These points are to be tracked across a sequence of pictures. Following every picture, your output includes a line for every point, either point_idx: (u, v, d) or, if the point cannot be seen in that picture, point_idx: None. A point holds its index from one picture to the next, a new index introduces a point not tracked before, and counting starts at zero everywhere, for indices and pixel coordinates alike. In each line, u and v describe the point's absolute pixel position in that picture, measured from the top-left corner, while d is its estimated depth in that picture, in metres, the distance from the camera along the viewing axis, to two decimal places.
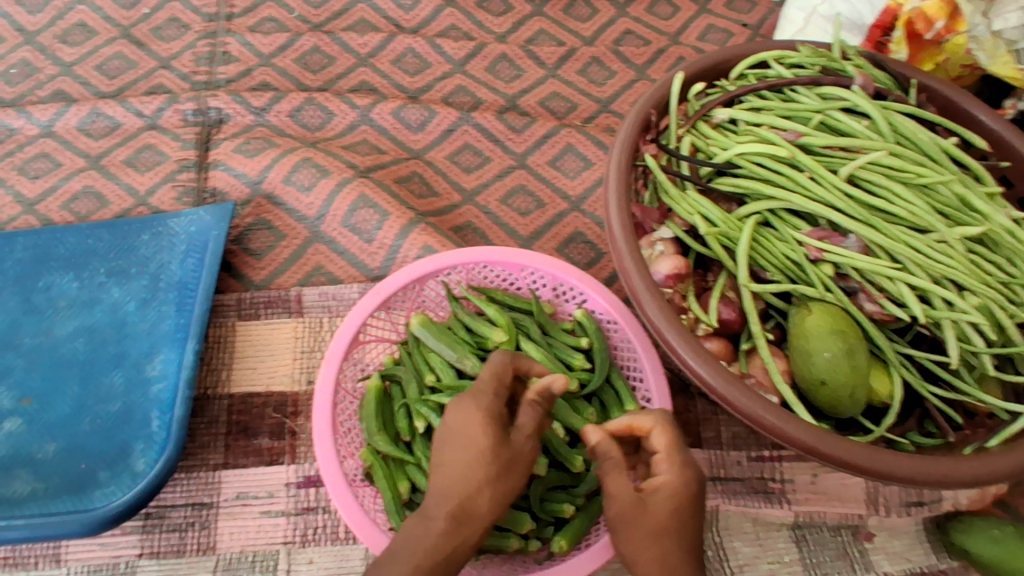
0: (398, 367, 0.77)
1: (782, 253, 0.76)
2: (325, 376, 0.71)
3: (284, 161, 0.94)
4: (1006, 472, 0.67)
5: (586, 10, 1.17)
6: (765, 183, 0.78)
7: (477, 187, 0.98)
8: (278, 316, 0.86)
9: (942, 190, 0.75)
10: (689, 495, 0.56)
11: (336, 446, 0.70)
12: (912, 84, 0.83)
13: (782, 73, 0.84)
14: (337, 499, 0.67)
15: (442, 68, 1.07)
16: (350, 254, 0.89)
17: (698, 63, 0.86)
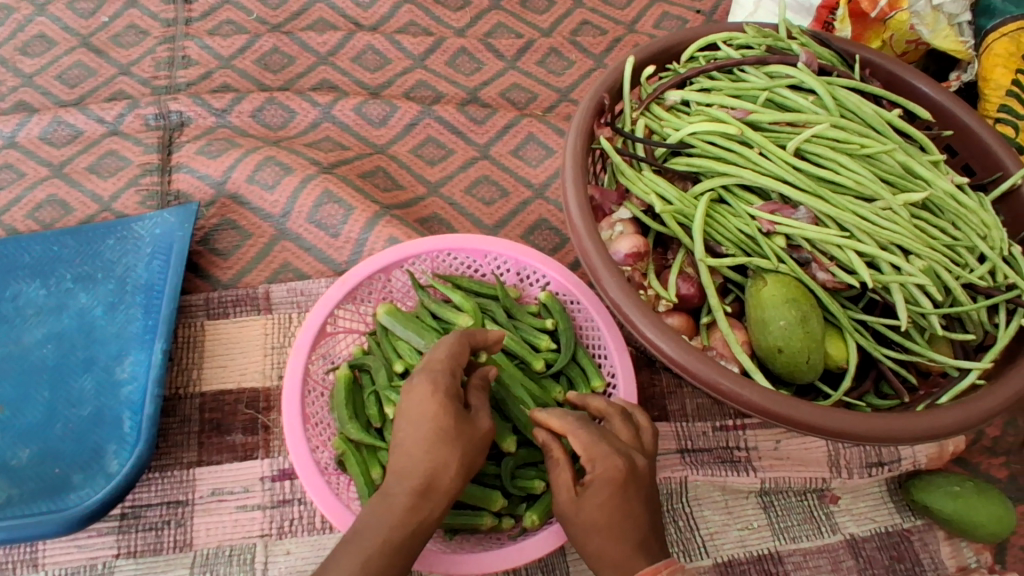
0: (366, 355, 0.77)
1: (736, 228, 0.78)
2: (293, 368, 0.72)
3: (247, 161, 0.94)
4: (954, 426, 0.69)
5: (543, 2, 1.20)
6: (717, 161, 0.80)
7: (441, 178, 0.99)
8: (247, 314, 0.87)
9: (887, 159, 0.77)
10: (617, 485, 0.57)
11: (307, 436, 0.71)
12: (855, 59, 0.86)
13: (731, 55, 0.86)
14: (311, 486, 0.68)
15: (402, 64, 1.10)
16: (317, 250, 0.90)
17: (650, 47, 0.88)
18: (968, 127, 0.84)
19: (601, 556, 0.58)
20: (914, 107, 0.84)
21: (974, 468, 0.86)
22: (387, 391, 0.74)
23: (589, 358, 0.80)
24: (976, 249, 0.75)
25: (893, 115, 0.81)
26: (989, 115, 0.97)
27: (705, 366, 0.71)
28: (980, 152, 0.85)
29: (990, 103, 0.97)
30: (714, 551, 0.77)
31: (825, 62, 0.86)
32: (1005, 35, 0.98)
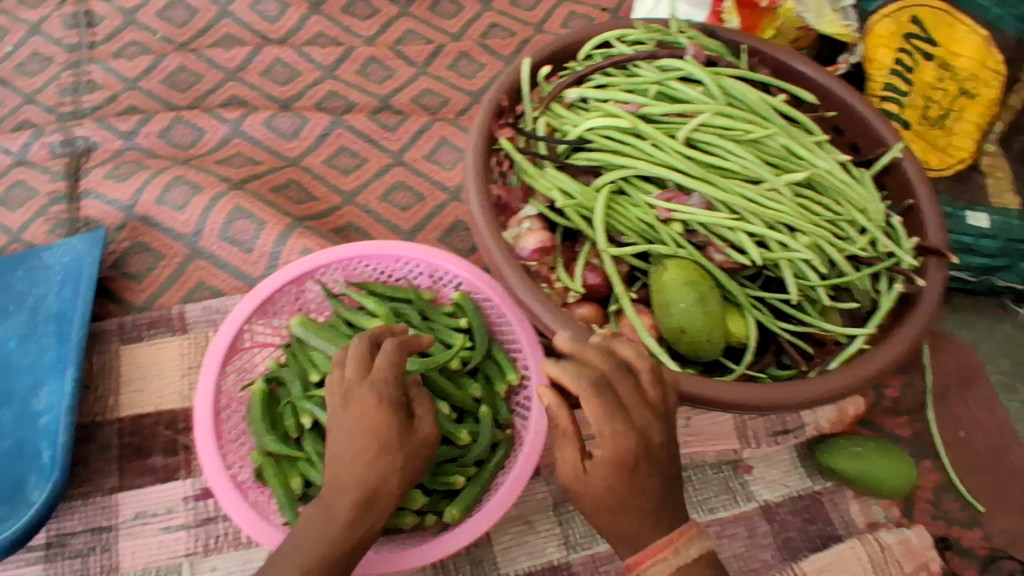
0: (282, 367, 0.78)
1: (636, 218, 0.81)
2: (204, 386, 0.73)
3: (156, 181, 0.94)
4: (844, 389, 0.74)
5: (452, 7, 1.24)
6: (614, 154, 0.83)
7: (356, 187, 1.01)
8: (163, 335, 0.86)
9: (771, 143, 0.81)
10: (627, 462, 0.54)
11: (222, 453, 0.71)
12: (742, 49, 0.90)
13: (624, 51, 0.89)
14: (227, 502, 0.68)
15: (312, 75, 1.11)
16: (231, 266, 0.91)
17: (547, 49, 0.91)
18: (850, 106, 0.89)
19: (612, 530, 0.57)
20: (798, 92, 0.89)
21: (879, 428, 0.91)
22: (302, 401, 0.74)
23: (504, 353, 0.82)
24: (855, 224, 0.80)
25: (777, 101, 0.85)
26: (875, 94, 1.02)
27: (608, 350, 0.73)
28: (863, 129, 0.90)
29: (876, 83, 1.02)
30: None
31: (713, 53, 0.90)
32: (888, 16, 1.02)
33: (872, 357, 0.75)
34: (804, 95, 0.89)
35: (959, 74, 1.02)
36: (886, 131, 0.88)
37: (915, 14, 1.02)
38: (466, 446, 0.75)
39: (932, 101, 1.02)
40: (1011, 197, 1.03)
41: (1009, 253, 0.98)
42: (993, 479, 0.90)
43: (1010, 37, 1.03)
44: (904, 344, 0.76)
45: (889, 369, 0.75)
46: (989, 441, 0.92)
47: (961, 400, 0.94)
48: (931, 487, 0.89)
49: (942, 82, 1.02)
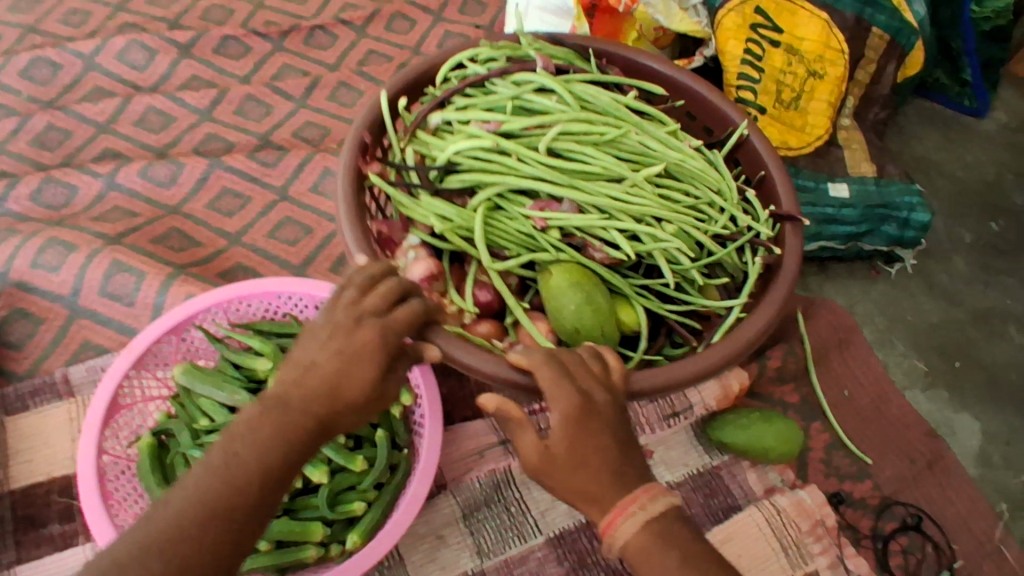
0: (170, 420, 0.77)
1: (515, 230, 0.83)
2: (85, 448, 0.71)
3: (29, 246, 0.92)
4: (732, 356, 0.78)
5: (327, 38, 1.26)
6: (484, 173, 0.84)
7: (242, 228, 1.01)
8: (49, 402, 0.84)
9: (627, 142, 0.86)
10: (580, 420, 0.57)
11: (111, 513, 0.69)
12: (589, 53, 0.94)
13: (479, 71, 0.91)
14: None
15: (188, 120, 1.11)
16: (115, 322, 0.90)
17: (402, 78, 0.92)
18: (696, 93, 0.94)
19: (575, 492, 0.57)
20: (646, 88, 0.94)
21: (770, 398, 0.95)
22: (192, 450, 0.74)
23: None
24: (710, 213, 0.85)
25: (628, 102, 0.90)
26: (732, 84, 1.09)
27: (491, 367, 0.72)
28: (711, 113, 0.95)
29: (730, 74, 1.09)
30: (546, 527, 0.82)
31: (563, 61, 0.93)
32: (733, 10, 1.07)
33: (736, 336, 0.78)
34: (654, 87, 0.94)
35: (807, 56, 1.08)
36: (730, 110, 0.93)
37: (759, 4, 1.07)
38: (363, 473, 0.75)
39: (784, 86, 1.09)
40: (866, 166, 1.11)
41: (869, 218, 1.07)
42: (876, 430, 0.97)
43: (848, 19, 1.07)
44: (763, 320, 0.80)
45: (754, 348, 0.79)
46: (871, 395, 0.99)
47: (842, 360, 1.00)
48: (823, 446, 0.94)
49: (791, 66, 1.08)
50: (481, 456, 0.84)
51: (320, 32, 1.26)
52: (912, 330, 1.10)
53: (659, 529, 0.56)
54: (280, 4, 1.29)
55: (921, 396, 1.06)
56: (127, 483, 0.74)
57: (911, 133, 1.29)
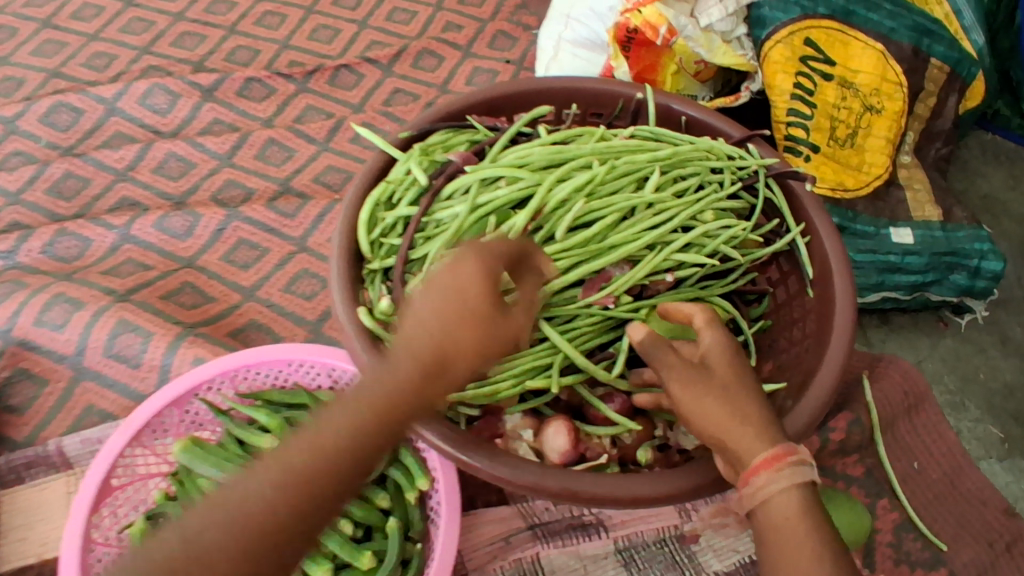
0: (168, 501, 0.71)
1: (587, 325, 0.71)
2: (70, 536, 0.65)
3: (34, 302, 0.88)
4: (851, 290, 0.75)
5: (352, 77, 1.21)
6: (532, 296, 0.70)
7: (257, 281, 0.96)
8: (45, 474, 0.79)
9: (616, 165, 0.76)
10: (737, 358, 0.59)
11: None
12: (469, 120, 0.84)
13: (410, 200, 0.76)
14: None
15: (208, 165, 1.07)
16: (120, 384, 0.85)
17: (335, 267, 0.72)
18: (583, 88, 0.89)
19: (718, 412, 0.55)
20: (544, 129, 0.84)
21: (830, 472, 0.84)
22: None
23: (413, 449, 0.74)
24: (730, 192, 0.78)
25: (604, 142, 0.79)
26: (781, 120, 0.99)
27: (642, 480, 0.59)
28: (605, 101, 0.90)
29: (778, 109, 0.99)
30: None
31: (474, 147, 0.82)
32: (780, 41, 0.99)
33: (830, 351, 0.72)
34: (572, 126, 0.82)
35: (862, 90, 0.99)
36: (603, 87, 0.89)
37: (810, 34, 0.99)
38: (371, 569, 0.68)
39: (838, 121, 1.00)
40: (931, 207, 1.00)
41: (936, 266, 0.97)
42: (951, 509, 0.85)
43: (905, 48, 0.99)
44: (845, 293, 0.74)
45: (854, 327, 0.73)
46: (944, 467, 0.87)
47: (910, 427, 0.89)
48: (891, 528, 0.83)
49: (845, 100, 0.99)
50: (507, 542, 0.76)
51: (345, 71, 1.21)
52: (985, 390, 0.98)
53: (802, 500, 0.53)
54: (305, 43, 1.25)
55: (997, 466, 0.94)
56: None
57: (975, 168, 1.18)
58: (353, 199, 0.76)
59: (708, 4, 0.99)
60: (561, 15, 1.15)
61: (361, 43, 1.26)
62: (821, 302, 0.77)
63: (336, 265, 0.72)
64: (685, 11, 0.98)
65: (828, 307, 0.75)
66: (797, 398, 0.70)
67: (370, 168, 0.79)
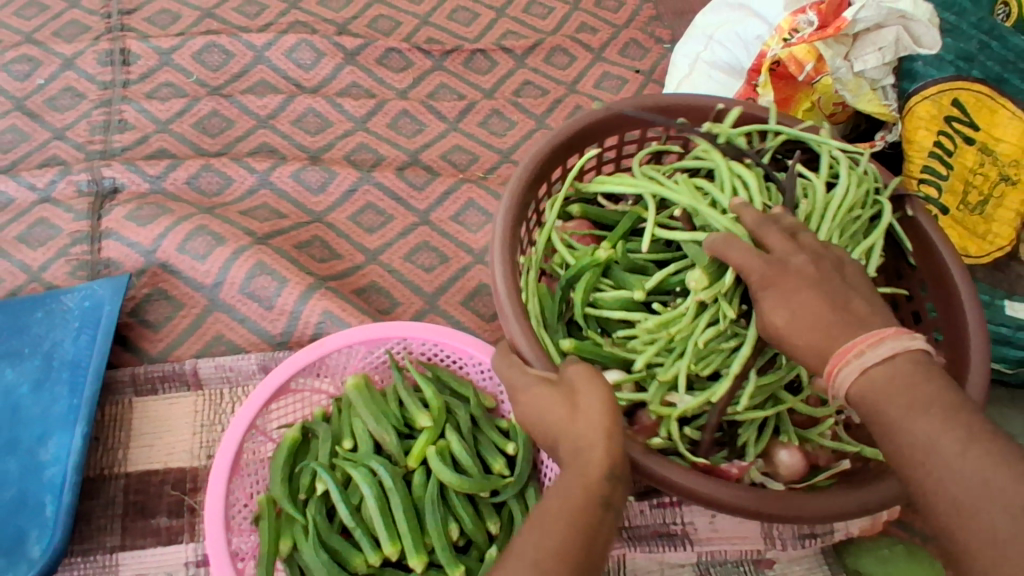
0: (322, 423, 0.78)
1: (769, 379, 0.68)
2: (240, 417, 0.73)
3: (178, 230, 0.95)
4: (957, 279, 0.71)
5: (485, 62, 1.24)
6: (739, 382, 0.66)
7: (380, 246, 1.01)
8: (176, 390, 0.85)
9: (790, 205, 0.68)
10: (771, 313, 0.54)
11: (229, 489, 0.70)
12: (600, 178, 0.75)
13: (583, 280, 0.71)
14: (210, 541, 0.67)
15: (343, 127, 1.13)
16: (250, 321, 0.91)
17: (499, 271, 0.68)
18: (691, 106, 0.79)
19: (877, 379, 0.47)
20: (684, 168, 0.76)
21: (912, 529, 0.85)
22: (322, 467, 0.73)
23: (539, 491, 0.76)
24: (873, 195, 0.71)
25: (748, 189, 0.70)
26: (913, 176, 1.00)
27: (743, 489, 0.58)
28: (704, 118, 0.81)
29: (913, 165, 1.00)
30: None
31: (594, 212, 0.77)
32: (929, 97, 0.98)
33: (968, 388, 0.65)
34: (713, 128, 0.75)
35: (1000, 159, 0.98)
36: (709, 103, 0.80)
37: (959, 96, 0.98)
38: (479, 548, 0.72)
39: (972, 187, 0.99)
40: None
41: None
42: None
43: None
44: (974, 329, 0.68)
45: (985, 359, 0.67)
46: None
47: None
48: None
49: (983, 167, 0.99)
50: None
51: (480, 56, 1.24)
52: None
53: (851, 325, 0.50)
54: (444, 22, 1.29)
55: None
56: (258, 458, 0.75)
57: None
58: (513, 201, 0.71)
59: (866, 47, 0.97)
60: (704, 35, 1.15)
61: (498, 31, 1.29)
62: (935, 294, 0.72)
63: (500, 265, 0.68)
64: (841, 52, 0.97)
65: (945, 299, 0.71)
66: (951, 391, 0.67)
67: (532, 162, 0.74)
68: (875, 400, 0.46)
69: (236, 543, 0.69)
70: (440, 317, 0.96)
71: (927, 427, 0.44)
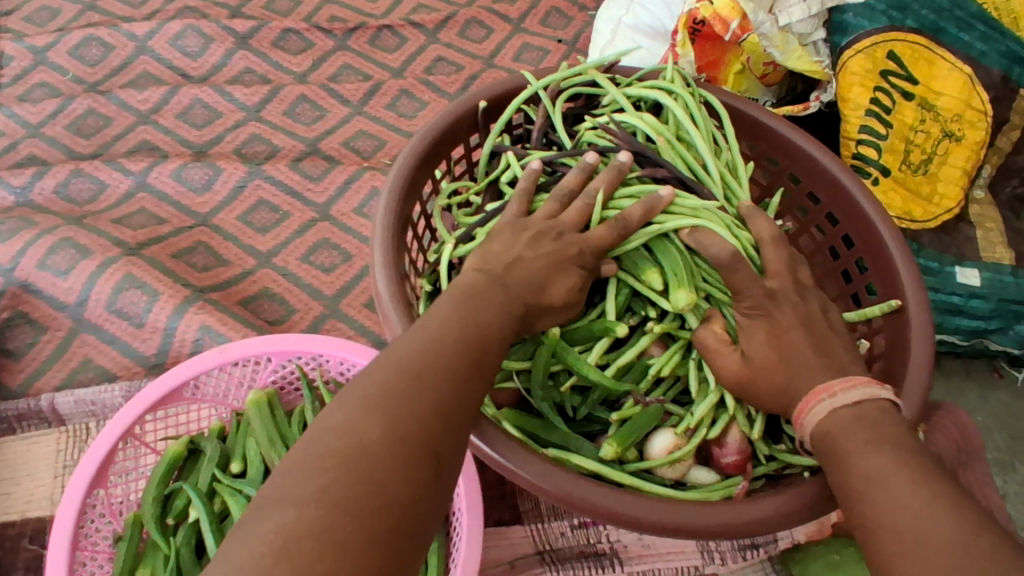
0: (217, 438, 0.68)
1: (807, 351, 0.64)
2: (117, 419, 0.64)
3: (39, 244, 0.84)
4: (832, 176, 0.76)
5: (393, 39, 1.14)
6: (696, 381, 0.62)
7: (274, 247, 0.92)
8: (36, 429, 0.75)
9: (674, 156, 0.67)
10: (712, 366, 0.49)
11: (90, 494, 0.62)
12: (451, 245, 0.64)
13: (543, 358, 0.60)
14: (53, 545, 0.58)
15: (234, 117, 1.02)
16: (121, 342, 0.81)
17: (381, 285, 0.61)
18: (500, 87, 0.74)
19: (845, 421, 0.46)
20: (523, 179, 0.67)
21: None
22: (197, 492, 0.63)
23: (444, 547, 0.66)
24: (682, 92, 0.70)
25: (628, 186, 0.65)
26: (850, 137, 0.92)
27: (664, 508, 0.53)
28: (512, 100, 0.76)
29: (850, 125, 0.92)
30: None
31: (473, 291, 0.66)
32: (861, 51, 0.90)
33: (909, 305, 0.68)
34: (497, 135, 0.70)
35: (942, 114, 0.91)
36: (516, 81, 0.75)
37: (893, 48, 0.90)
38: None
39: (914, 145, 0.91)
40: (1003, 249, 0.92)
41: (1001, 314, 0.89)
42: None
43: (994, 75, 0.91)
44: (920, 305, 0.68)
45: (928, 311, 0.68)
46: None
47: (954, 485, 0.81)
48: None
49: (924, 123, 0.91)
50: (512, 567, 0.69)
51: (388, 32, 1.14)
52: None
53: None
54: None
55: None
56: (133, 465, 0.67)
57: None
58: (390, 205, 0.64)
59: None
60: None
61: (407, 5, 1.18)
62: (832, 194, 0.77)
63: (379, 259, 0.62)
64: (763, 5, 0.87)
65: (844, 196, 0.76)
66: (883, 261, 0.72)
67: (403, 165, 0.67)
68: (836, 437, 0.46)
69: (78, 569, 0.60)
70: (341, 322, 0.87)
71: (886, 462, 0.43)
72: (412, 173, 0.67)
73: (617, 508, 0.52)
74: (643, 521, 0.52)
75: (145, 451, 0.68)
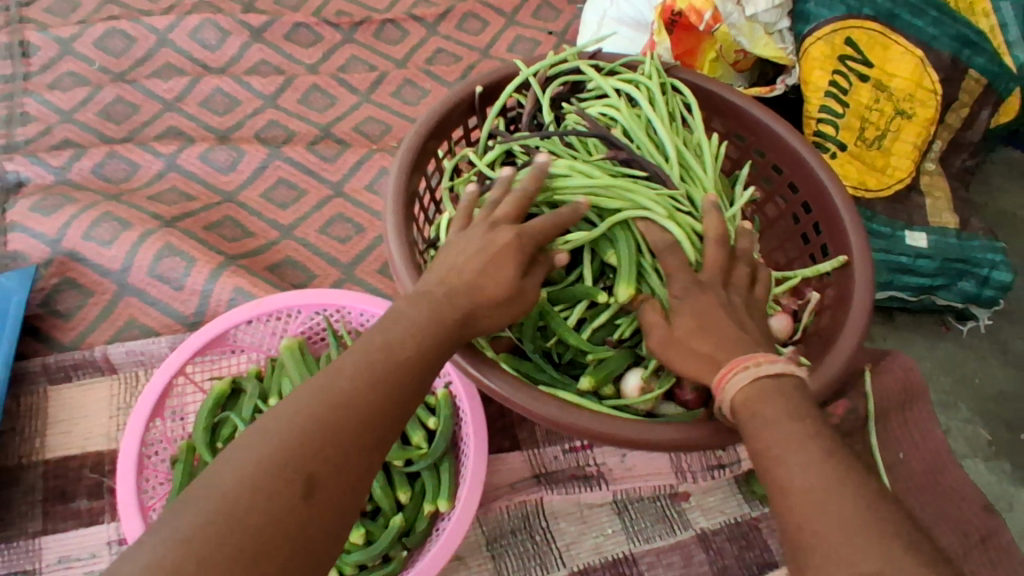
0: (256, 379, 0.78)
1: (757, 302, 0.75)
2: (169, 362, 0.74)
3: (83, 217, 0.94)
4: (791, 150, 0.86)
5: (396, 33, 1.24)
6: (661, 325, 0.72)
7: (294, 221, 1.01)
8: (91, 376, 0.85)
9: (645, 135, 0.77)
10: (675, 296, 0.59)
11: (148, 426, 0.72)
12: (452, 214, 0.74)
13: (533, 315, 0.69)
14: (120, 469, 0.68)
15: (252, 104, 1.12)
16: (161, 303, 0.91)
17: (394, 246, 0.70)
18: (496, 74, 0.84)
19: (761, 391, 0.51)
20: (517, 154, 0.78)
21: None
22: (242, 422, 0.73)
23: (454, 468, 0.76)
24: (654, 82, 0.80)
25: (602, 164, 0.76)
26: (812, 116, 1.03)
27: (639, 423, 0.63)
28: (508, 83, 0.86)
29: (811, 106, 1.02)
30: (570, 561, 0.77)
31: None
32: (822, 38, 1.00)
33: (856, 258, 0.79)
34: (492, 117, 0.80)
35: (895, 94, 1.01)
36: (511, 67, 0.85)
37: (852, 34, 1.00)
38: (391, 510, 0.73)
39: (869, 123, 1.02)
40: (949, 216, 1.03)
41: (946, 273, 1.00)
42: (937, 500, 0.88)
43: (944, 58, 0.99)
44: (864, 258, 0.78)
45: (871, 263, 0.79)
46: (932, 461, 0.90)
47: (901, 422, 0.92)
48: None
49: (878, 103, 1.01)
50: (512, 487, 0.80)
51: (391, 26, 1.24)
52: (978, 395, 1.01)
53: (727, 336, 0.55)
54: None
55: (981, 466, 0.96)
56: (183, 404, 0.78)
57: (996, 184, 1.18)
58: (401, 178, 0.74)
59: None
60: None
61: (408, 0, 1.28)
62: (791, 166, 0.87)
63: (392, 224, 0.71)
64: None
65: (801, 168, 0.86)
66: (835, 222, 0.82)
67: (411, 144, 0.77)
68: (753, 407, 0.50)
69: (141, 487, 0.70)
70: (357, 285, 0.97)
71: (793, 430, 0.47)
72: (418, 150, 0.77)
73: (596, 426, 0.62)
74: (618, 435, 0.62)
75: (193, 391, 0.79)
